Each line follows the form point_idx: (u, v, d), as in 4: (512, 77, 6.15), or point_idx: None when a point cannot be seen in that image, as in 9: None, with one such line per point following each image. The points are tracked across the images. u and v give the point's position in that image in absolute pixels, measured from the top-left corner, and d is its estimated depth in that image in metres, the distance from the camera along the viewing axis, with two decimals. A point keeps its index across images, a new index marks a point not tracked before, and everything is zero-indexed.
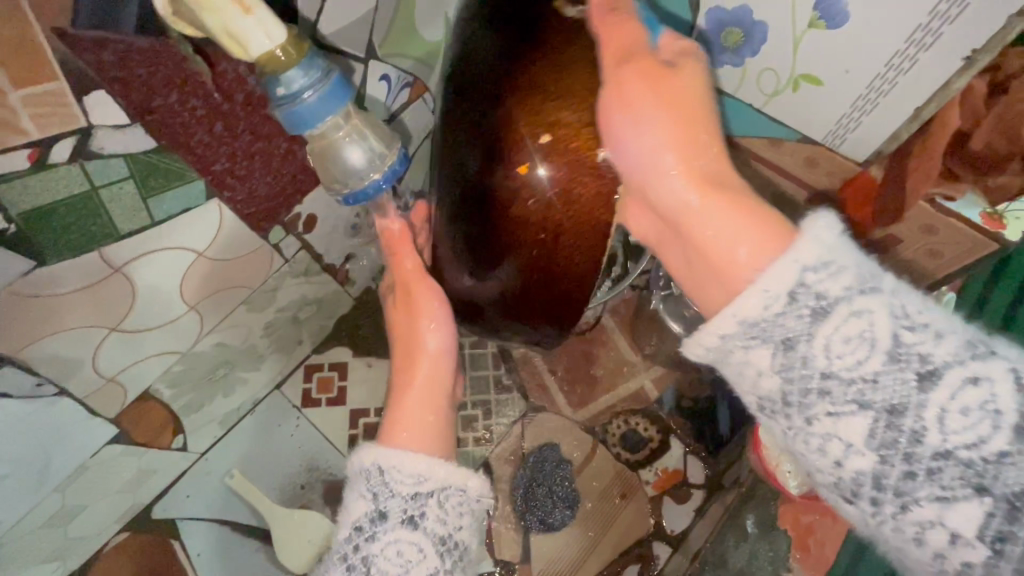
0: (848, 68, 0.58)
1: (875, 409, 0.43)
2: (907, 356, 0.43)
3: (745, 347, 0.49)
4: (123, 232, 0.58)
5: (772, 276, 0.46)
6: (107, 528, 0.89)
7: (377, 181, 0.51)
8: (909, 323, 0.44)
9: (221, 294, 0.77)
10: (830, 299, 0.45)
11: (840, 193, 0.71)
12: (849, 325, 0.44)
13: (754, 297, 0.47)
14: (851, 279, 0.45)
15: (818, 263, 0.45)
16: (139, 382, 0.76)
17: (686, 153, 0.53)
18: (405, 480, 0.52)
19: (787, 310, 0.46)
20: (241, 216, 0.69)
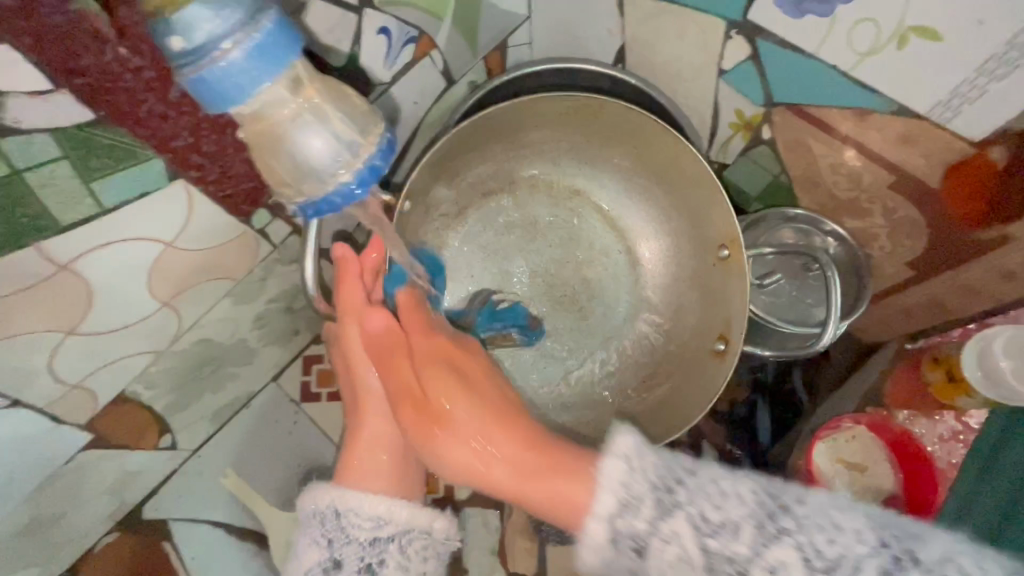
0: (982, 18, 0.45)
1: None
2: (720, 564, 0.36)
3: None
4: (65, 222, 0.48)
5: (588, 533, 0.39)
6: (94, 529, 0.84)
7: (347, 184, 0.43)
8: (710, 526, 0.36)
9: (201, 288, 0.67)
10: (642, 539, 0.37)
11: (941, 180, 0.58)
12: (663, 554, 0.37)
13: (602, 529, 0.38)
14: (651, 510, 0.37)
15: (620, 506, 0.38)
16: (111, 385, 0.68)
17: (497, 443, 0.47)
18: (363, 525, 0.54)
19: (618, 553, 0.38)
20: (215, 198, 0.58)
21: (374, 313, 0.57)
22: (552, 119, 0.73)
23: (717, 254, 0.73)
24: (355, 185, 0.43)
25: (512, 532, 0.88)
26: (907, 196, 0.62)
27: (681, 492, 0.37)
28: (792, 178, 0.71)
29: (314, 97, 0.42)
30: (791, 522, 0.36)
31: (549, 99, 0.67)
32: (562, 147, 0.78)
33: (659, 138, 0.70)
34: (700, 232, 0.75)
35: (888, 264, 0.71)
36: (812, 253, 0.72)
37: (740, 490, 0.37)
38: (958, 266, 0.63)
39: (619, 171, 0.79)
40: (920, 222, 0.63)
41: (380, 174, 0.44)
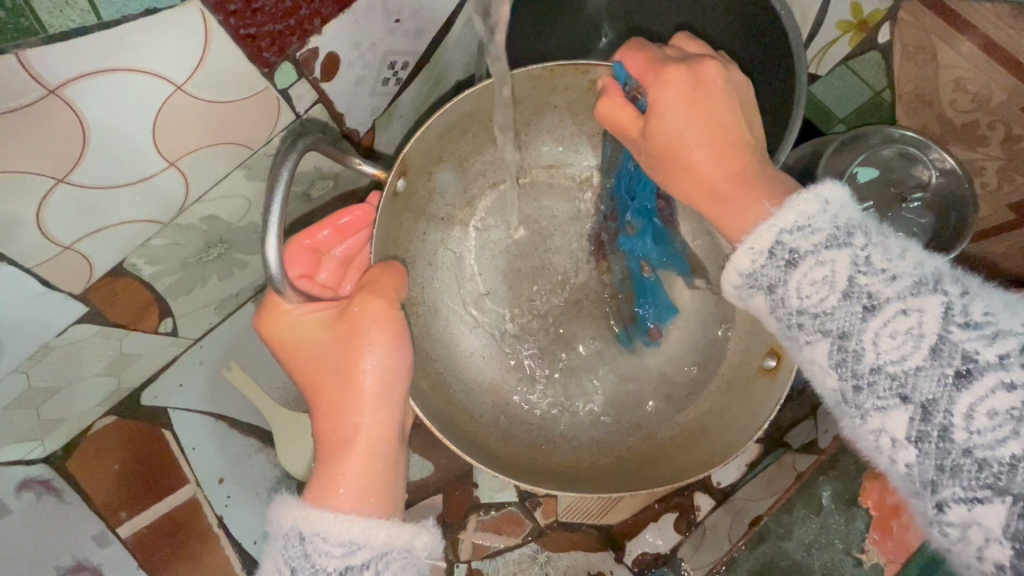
0: None
1: (843, 253, 0.41)
2: (859, 294, 0.39)
3: (771, 289, 0.43)
4: (54, 29, 0.39)
5: (755, 235, 0.44)
6: (90, 410, 0.80)
7: None
8: (868, 266, 0.40)
9: (212, 153, 0.58)
10: (799, 253, 0.42)
11: None
12: (813, 272, 0.41)
13: (770, 237, 0.43)
14: (824, 236, 0.41)
15: (796, 227, 0.42)
16: (108, 254, 0.60)
17: (701, 109, 0.49)
18: (332, 553, 0.45)
19: (769, 262, 0.43)
20: (236, 38, 0.48)
21: (381, 312, 0.52)
22: (573, 97, 0.67)
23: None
24: None
25: None
26: None
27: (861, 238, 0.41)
28: (899, 95, 0.63)
29: None
30: (954, 288, 0.38)
31: (571, 69, 0.60)
32: (552, 129, 0.73)
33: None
34: (753, 339, 0.68)
35: (984, 204, 0.64)
36: (909, 184, 0.63)
37: (921, 261, 0.40)
38: None
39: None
40: None
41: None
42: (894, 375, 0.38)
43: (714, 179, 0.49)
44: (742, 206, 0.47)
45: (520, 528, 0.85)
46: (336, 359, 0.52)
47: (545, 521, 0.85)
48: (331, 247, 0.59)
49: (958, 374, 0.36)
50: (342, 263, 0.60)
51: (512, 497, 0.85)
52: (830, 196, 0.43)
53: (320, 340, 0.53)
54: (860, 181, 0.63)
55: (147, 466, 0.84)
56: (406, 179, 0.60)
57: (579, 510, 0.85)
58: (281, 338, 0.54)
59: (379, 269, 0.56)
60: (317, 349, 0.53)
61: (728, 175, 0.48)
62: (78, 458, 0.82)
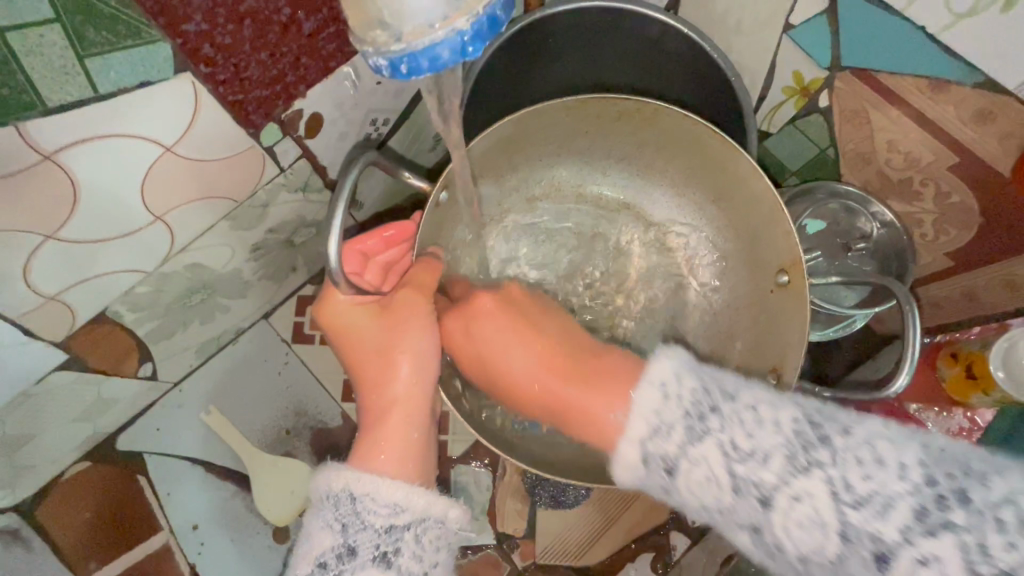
0: None
1: (821, 474, 0.34)
2: (859, 538, 0.33)
3: (739, 527, 0.38)
4: (54, 103, 0.42)
5: (622, 453, 0.43)
6: (63, 456, 0.79)
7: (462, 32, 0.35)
8: (856, 498, 0.34)
9: (198, 205, 0.61)
10: (766, 489, 0.36)
11: (1007, 167, 0.55)
12: (792, 512, 0.35)
13: (635, 451, 0.42)
14: (780, 464, 0.36)
15: (651, 431, 0.41)
16: (92, 303, 0.62)
17: (513, 375, 0.53)
18: (379, 511, 0.47)
19: (651, 471, 0.42)
20: (223, 104, 0.51)
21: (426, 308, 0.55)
22: (611, 127, 0.65)
23: (775, 277, 0.60)
24: (469, 38, 0.35)
25: (503, 493, 0.86)
26: (967, 181, 0.59)
27: (826, 451, 0.35)
28: (843, 152, 0.67)
29: None
30: (830, 457, 0.35)
31: (601, 100, 0.60)
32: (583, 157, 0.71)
33: (720, 149, 0.60)
34: (765, 342, 0.63)
35: (926, 253, 0.68)
36: (854, 234, 0.68)
37: (907, 462, 0.33)
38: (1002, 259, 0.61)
39: (670, 183, 0.72)
40: (973, 210, 0.60)
41: (498, 29, 0.36)
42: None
43: (548, 390, 0.51)
44: (592, 424, 0.47)
45: (498, 570, 0.85)
46: (377, 345, 0.55)
47: (523, 564, 0.85)
48: (377, 253, 0.61)
49: None
50: (386, 269, 0.61)
51: (490, 539, 0.85)
52: (662, 376, 0.42)
53: (368, 328, 0.55)
54: (809, 233, 0.70)
55: (120, 512, 0.83)
56: (449, 194, 0.58)
57: (557, 550, 0.86)
58: (332, 324, 0.56)
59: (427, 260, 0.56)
60: (363, 337, 0.55)
61: (558, 378, 0.50)
62: (51, 505, 0.81)
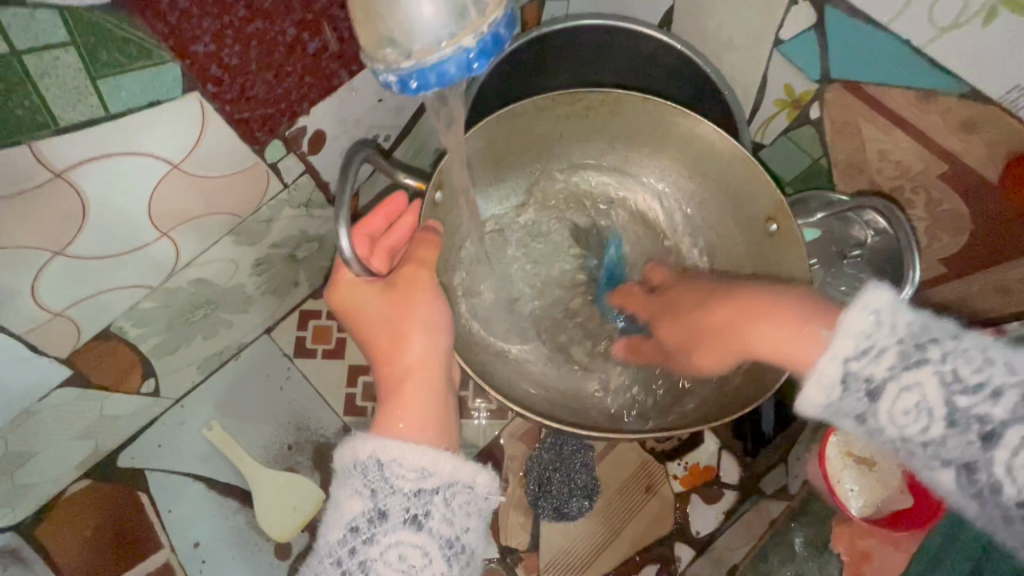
0: None
1: (964, 387, 0.37)
2: (968, 421, 0.36)
3: (852, 416, 0.40)
4: (65, 122, 0.43)
5: (822, 370, 0.40)
6: (65, 474, 0.79)
7: (466, 50, 0.35)
8: (961, 385, 0.37)
9: (203, 221, 0.62)
10: (877, 382, 0.38)
11: (996, 177, 0.55)
12: (901, 400, 0.38)
13: (835, 369, 0.40)
14: (894, 359, 0.38)
15: (859, 351, 0.39)
16: (96, 319, 0.62)
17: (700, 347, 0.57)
18: (406, 476, 0.45)
19: (848, 395, 0.39)
20: (230, 122, 0.53)
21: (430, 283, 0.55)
22: (578, 127, 0.66)
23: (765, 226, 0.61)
24: (474, 55, 0.36)
25: (506, 507, 0.86)
26: (957, 189, 0.59)
27: (935, 350, 0.37)
28: (835, 162, 0.69)
29: None
30: (940, 352, 0.37)
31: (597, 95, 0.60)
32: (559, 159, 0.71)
33: (685, 126, 0.61)
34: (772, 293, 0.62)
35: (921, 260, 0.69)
36: (849, 242, 0.68)
37: (995, 358, 0.37)
38: (996, 265, 0.62)
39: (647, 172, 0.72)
40: (965, 218, 0.61)
41: (501, 47, 0.37)
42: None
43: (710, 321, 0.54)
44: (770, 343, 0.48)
45: None
46: (388, 322, 0.54)
47: None
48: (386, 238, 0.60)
49: None
50: (392, 255, 0.60)
51: (493, 553, 0.85)
52: (874, 304, 0.39)
53: (377, 305, 0.54)
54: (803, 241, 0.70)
55: (121, 531, 0.82)
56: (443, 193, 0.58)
57: (561, 564, 0.85)
58: (344, 304, 0.56)
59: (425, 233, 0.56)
60: (373, 315, 0.55)
61: (730, 314, 0.52)
62: (52, 524, 0.81)
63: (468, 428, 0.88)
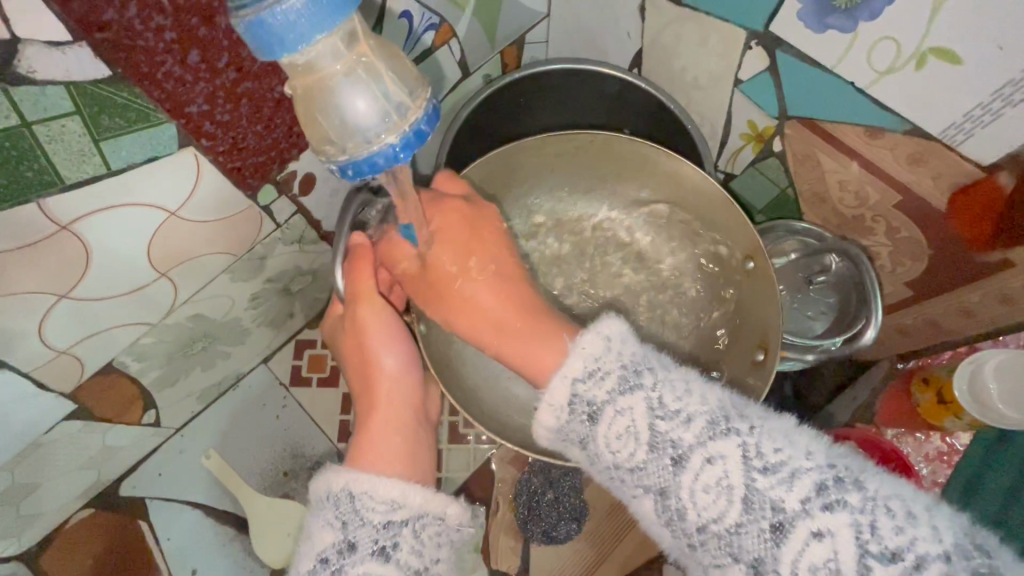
0: (1001, 42, 0.45)
1: (668, 416, 0.42)
2: (663, 445, 0.41)
3: (576, 434, 0.46)
4: (71, 180, 0.47)
5: (552, 390, 0.46)
6: (69, 503, 0.82)
7: (393, 146, 0.39)
8: (661, 412, 0.42)
9: (200, 261, 0.66)
10: (596, 404, 0.44)
11: (944, 206, 0.58)
12: (614, 423, 0.44)
13: (564, 391, 0.46)
14: (613, 383, 0.44)
15: (586, 374, 0.45)
16: (99, 355, 0.66)
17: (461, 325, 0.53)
18: (377, 509, 0.47)
19: (571, 418, 0.46)
20: (224, 171, 0.57)
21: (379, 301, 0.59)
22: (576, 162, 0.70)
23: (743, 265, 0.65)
24: (400, 149, 0.39)
25: (496, 530, 0.88)
26: (913, 218, 0.62)
27: (647, 376, 0.44)
28: (801, 192, 0.72)
29: (367, 54, 0.39)
30: (745, 427, 0.41)
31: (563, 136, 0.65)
32: (563, 185, 0.73)
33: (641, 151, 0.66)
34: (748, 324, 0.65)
35: (888, 284, 0.71)
36: (814, 267, 0.72)
37: (706, 394, 0.43)
38: (955, 289, 0.64)
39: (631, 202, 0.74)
40: (922, 244, 0.64)
41: (424, 140, 0.41)
42: (720, 534, 0.40)
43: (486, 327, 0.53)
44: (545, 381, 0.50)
45: None
46: (360, 349, 0.59)
47: None
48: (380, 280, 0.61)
49: (773, 528, 0.38)
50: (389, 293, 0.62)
51: None
52: (608, 331, 0.46)
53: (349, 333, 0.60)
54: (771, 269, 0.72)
55: (121, 559, 0.85)
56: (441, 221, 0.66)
57: None
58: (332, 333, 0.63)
59: (358, 250, 0.57)
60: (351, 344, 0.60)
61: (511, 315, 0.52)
62: (55, 552, 0.83)
63: (458, 453, 0.90)
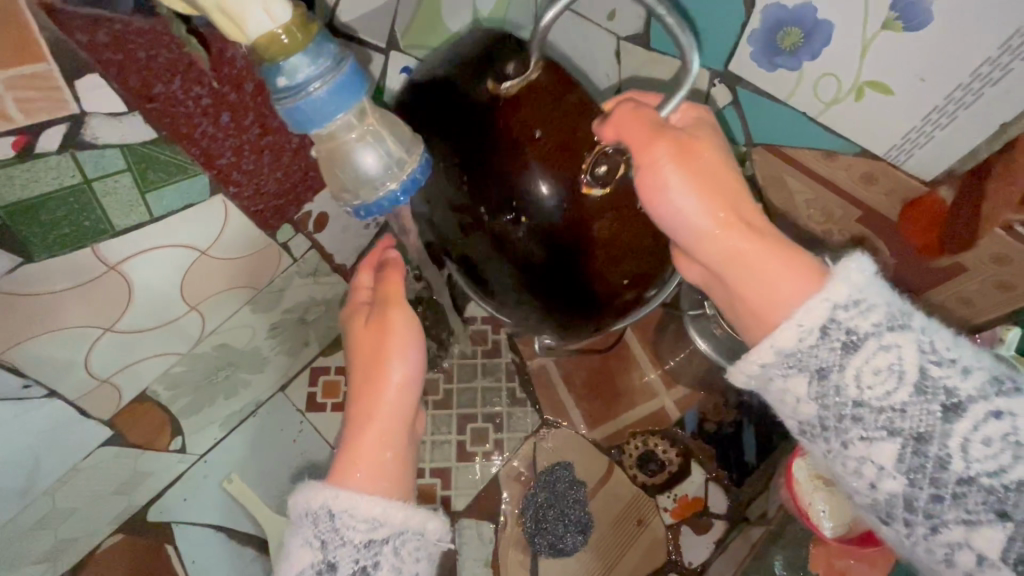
0: (922, 76, 0.52)
1: (908, 373, 0.42)
2: (935, 391, 0.41)
3: (783, 375, 0.47)
4: (120, 226, 0.54)
5: (806, 311, 0.45)
6: (101, 528, 0.86)
7: (394, 190, 0.46)
8: (934, 356, 0.42)
9: (225, 295, 0.72)
10: (860, 334, 0.43)
11: (898, 216, 0.64)
12: (874, 359, 0.43)
13: (819, 314, 0.44)
14: (880, 318, 0.43)
15: (849, 302, 0.44)
16: (136, 383, 0.72)
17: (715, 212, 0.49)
18: (358, 527, 0.49)
19: (821, 343, 0.44)
20: (248, 213, 0.64)
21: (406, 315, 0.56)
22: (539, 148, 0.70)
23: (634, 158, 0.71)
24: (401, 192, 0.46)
25: (506, 544, 0.91)
26: (874, 230, 0.68)
27: (915, 323, 0.43)
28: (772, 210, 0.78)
29: (372, 121, 0.45)
30: None
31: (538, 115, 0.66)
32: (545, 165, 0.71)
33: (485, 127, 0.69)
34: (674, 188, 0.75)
35: None
36: None
37: (978, 355, 0.43)
38: (920, 294, 0.69)
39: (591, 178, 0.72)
40: (886, 254, 0.69)
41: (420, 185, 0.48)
42: (990, 488, 0.39)
43: (730, 253, 0.49)
44: (758, 284, 0.48)
45: None
46: (371, 353, 0.56)
47: None
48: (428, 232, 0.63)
49: None
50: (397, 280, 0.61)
51: None
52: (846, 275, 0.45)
53: (362, 333, 0.57)
54: None
55: None
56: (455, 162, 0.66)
57: None
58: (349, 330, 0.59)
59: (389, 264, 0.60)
60: (363, 349, 0.57)
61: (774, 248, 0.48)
62: None
63: (466, 471, 0.94)
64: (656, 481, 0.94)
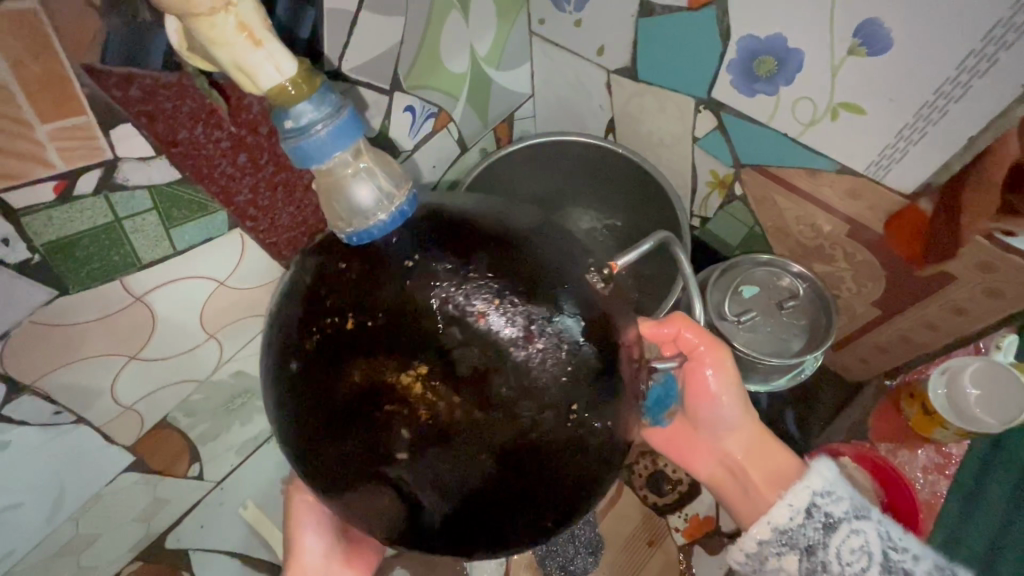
0: (891, 96, 0.56)
1: (880, 560, 0.57)
2: (897, 569, 0.56)
3: (777, 553, 0.62)
4: (146, 261, 0.59)
5: (795, 495, 0.61)
6: (119, 557, 0.88)
7: (382, 220, 0.41)
8: (892, 544, 0.58)
9: (241, 324, 0.76)
10: (835, 518, 0.60)
11: (884, 228, 0.66)
12: (850, 539, 0.58)
13: (807, 496, 0.61)
14: (847, 506, 0.60)
15: (824, 491, 0.61)
16: (157, 411, 0.76)
17: (744, 430, 0.70)
18: None
19: (808, 522, 0.60)
20: (264, 246, 0.68)
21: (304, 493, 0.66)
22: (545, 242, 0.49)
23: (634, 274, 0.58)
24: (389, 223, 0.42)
25: (517, 568, 0.91)
26: (864, 244, 0.69)
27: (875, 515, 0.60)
28: (765, 228, 0.80)
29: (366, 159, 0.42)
30: None
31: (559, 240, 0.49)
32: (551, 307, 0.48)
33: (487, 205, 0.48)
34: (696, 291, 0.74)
35: (859, 304, 0.77)
36: (783, 293, 0.77)
37: (925, 547, 0.59)
38: (916, 305, 0.70)
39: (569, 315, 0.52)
40: (878, 266, 0.70)
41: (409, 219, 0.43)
42: None
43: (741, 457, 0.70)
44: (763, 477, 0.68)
45: None
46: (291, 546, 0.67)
47: None
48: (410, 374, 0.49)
49: None
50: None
51: None
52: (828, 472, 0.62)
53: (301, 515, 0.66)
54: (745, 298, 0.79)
55: None
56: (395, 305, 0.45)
57: None
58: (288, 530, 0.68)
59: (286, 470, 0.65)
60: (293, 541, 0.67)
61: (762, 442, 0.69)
62: None
63: None
64: (665, 502, 0.94)
